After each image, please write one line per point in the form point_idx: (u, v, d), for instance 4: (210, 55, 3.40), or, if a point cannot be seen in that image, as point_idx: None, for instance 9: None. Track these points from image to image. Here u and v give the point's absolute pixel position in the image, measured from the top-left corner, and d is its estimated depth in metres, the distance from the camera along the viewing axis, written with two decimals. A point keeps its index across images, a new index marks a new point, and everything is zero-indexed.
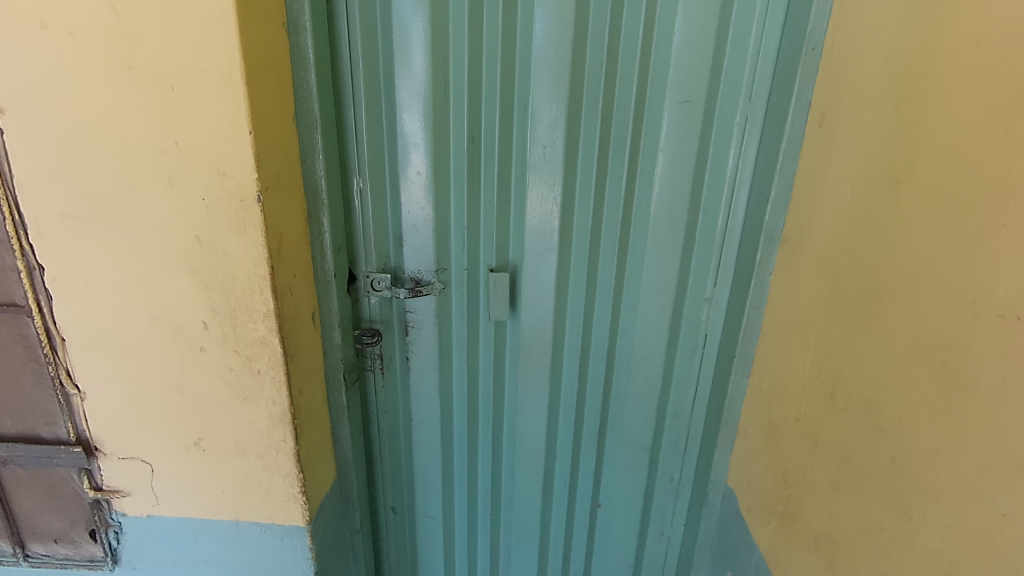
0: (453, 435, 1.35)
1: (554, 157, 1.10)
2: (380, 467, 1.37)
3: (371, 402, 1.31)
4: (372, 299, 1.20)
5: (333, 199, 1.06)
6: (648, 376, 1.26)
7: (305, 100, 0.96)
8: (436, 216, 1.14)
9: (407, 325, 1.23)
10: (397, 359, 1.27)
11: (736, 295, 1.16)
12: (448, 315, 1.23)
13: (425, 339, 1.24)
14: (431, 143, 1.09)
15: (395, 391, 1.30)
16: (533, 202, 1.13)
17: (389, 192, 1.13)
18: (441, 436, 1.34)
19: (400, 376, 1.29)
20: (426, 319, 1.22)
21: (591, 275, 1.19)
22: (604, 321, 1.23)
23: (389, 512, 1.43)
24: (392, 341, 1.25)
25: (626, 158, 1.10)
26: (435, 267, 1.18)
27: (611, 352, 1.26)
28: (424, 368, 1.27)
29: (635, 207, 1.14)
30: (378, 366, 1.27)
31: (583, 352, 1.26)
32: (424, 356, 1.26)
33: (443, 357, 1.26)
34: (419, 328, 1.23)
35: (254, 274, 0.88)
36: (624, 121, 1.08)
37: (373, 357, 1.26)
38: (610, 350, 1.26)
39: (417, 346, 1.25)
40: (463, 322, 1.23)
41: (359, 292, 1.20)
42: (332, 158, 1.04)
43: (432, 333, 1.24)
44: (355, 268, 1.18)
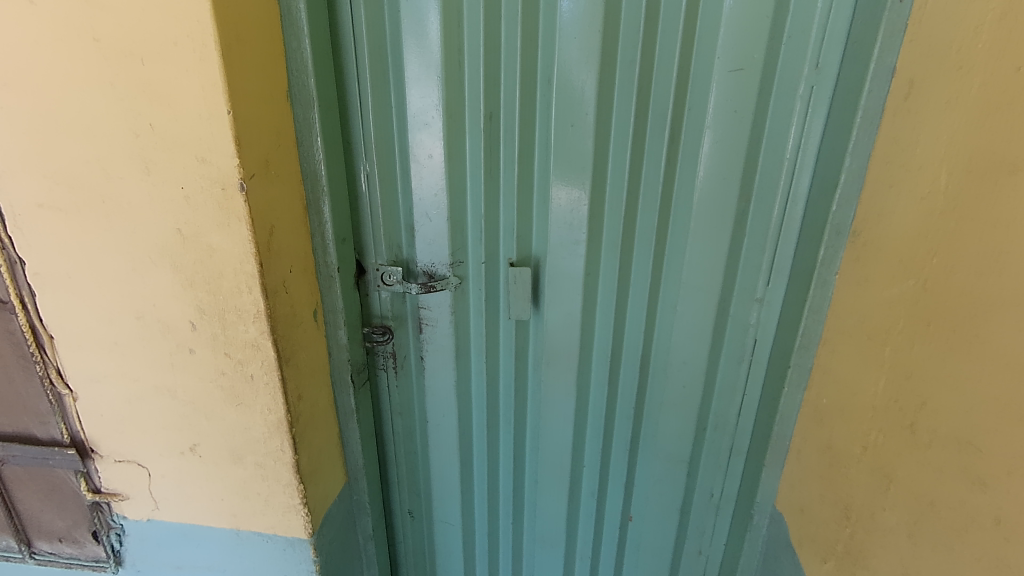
0: (472, 439, 1.25)
1: (583, 138, 0.96)
2: (395, 470, 1.29)
3: (383, 404, 1.23)
4: (383, 293, 1.11)
5: (335, 185, 0.96)
6: (688, 383, 1.13)
7: (300, 74, 0.86)
8: (451, 204, 1.03)
9: (420, 321, 1.14)
10: (411, 358, 1.18)
11: (792, 296, 1.00)
12: (465, 313, 1.13)
13: (441, 338, 1.14)
14: (444, 123, 0.97)
15: (410, 392, 1.22)
16: (557, 189, 1.00)
17: (400, 177, 1.03)
18: (459, 441, 1.25)
19: (415, 375, 1.20)
20: (442, 316, 1.12)
21: (624, 271, 1.06)
22: (638, 322, 1.10)
23: (406, 516, 1.35)
24: (405, 338, 1.16)
25: (666, 138, 0.95)
26: (450, 259, 1.07)
27: (646, 355, 1.13)
28: (440, 368, 1.18)
29: (676, 193, 1.00)
30: (390, 365, 1.18)
31: (614, 356, 1.14)
32: (441, 356, 1.16)
33: (459, 357, 1.17)
34: (433, 325, 1.13)
35: (241, 271, 0.80)
36: (665, 94, 0.93)
37: (385, 355, 1.17)
38: (645, 352, 1.13)
39: (433, 345, 1.15)
40: (480, 320, 1.12)
41: (369, 286, 1.10)
42: (334, 140, 0.94)
43: (448, 331, 1.14)
44: (365, 260, 1.09)
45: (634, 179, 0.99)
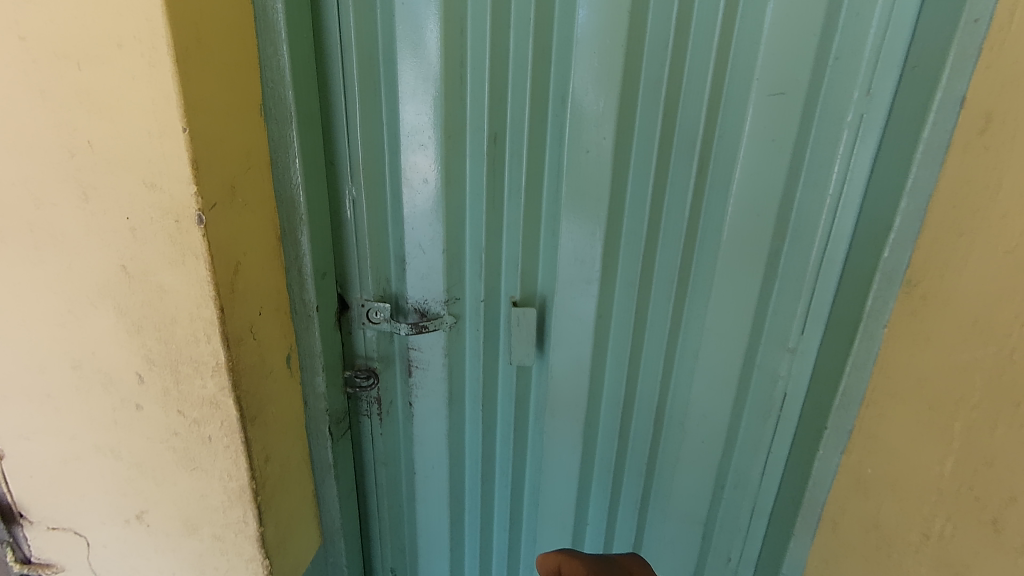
0: (464, 492, 1.12)
1: (600, 165, 0.84)
2: (377, 524, 1.16)
3: (366, 453, 1.10)
4: (368, 331, 0.99)
5: (316, 213, 0.83)
6: (707, 438, 1.02)
7: (276, 86, 0.73)
8: (448, 235, 0.91)
9: (409, 363, 1.01)
10: (398, 403, 1.05)
11: (830, 348, 0.89)
12: (460, 355, 1.01)
13: (432, 382, 1.02)
14: (442, 145, 0.85)
15: (396, 440, 1.09)
16: (567, 222, 0.89)
17: (390, 203, 0.91)
18: (449, 495, 1.11)
19: (402, 422, 1.07)
20: (434, 358, 1.00)
21: (639, 313, 0.95)
22: (654, 368, 1.00)
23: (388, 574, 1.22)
24: (392, 381, 1.04)
25: (693, 168, 0.85)
26: (445, 295, 0.95)
27: (661, 405, 1.02)
28: (430, 415, 1.05)
29: (700, 229, 0.89)
30: (375, 410, 1.06)
31: (626, 405, 1.02)
32: (432, 401, 1.04)
33: (452, 404, 1.04)
34: (424, 368, 1.01)
35: (198, 317, 0.67)
36: (693, 118, 0.82)
37: (369, 400, 1.05)
38: (662, 402, 1.02)
39: (423, 389, 1.03)
40: (477, 363, 1.01)
41: (353, 323, 0.98)
42: (316, 162, 0.82)
43: (441, 375, 1.01)
44: (348, 295, 0.96)
45: (655, 213, 0.88)
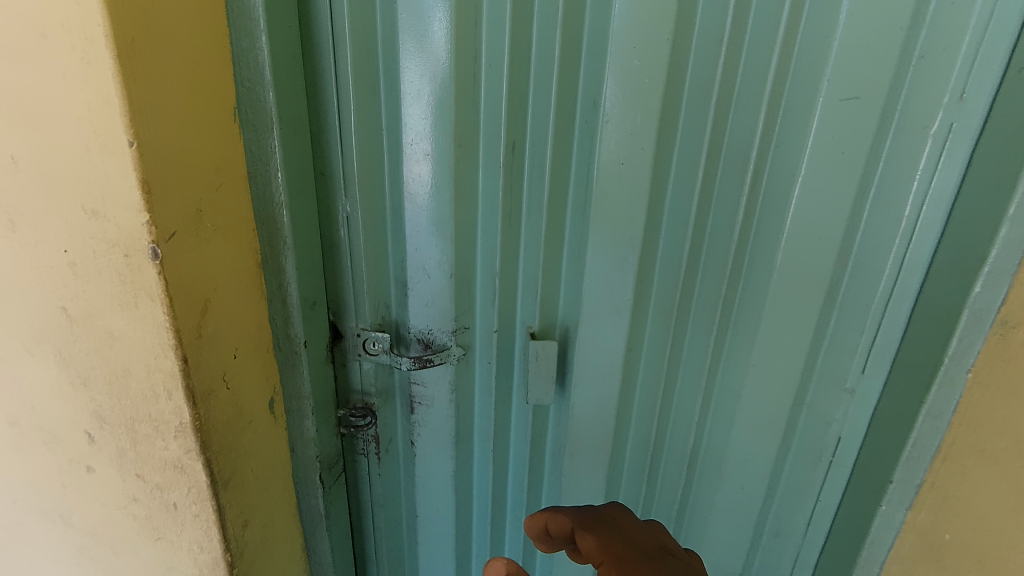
0: (472, 536, 1.01)
1: (636, 180, 0.72)
2: (376, 570, 1.05)
3: (363, 495, 0.98)
4: (365, 363, 0.87)
5: (305, 234, 0.71)
6: (747, 485, 0.90)
7: (253, 86, 0.60)
8: (458, 258, 0.79)
9: (411, 399, 0.89)
10: (399, 441, 0.94)
11: (894, 390, 0.78)
12: (469, 389, 0.89)
13: (437, 420, 0.90)
14: (451, 155, 0.73)
15: (396, 480, 0.97)
16: (594, 244, 0.76)
17: (391, 219, 0.79)
18: (455, 541, 1.00)
19: (404, 461, 0.96)
20: (439, 394, 0.88)
21: (674, 344, 0.85)
22: (690, 404, 0.89)
23: None
24: (392, 417, 0.92)
25: (744, 184, 0.74)
26: (452, 325, 0.83)
27: (695, 445, 0.92)
28: (434, 455, 0.93)
29: (749, 252, 0.78)
30: (372, 449, 0.94)
31: (655, 444, 0.92)
32: (437, 441, 0.92)
33: (460, 444, 0.92)
34: (428, 405, 0.89)
35: (155, 369, 0.55)
36: (748, 127, 0.71)
37: (366, 438, 0.93)
38: (696, 442, 0.92)
39: (426, 427, 0.91)
40: (489, 399, 0.89)
41: (348, 354, 0.86)
42: (305, 175, 0.69)
43: (447, 413, 0.90)
44: (342, 323, 0.84)
45: (699, 234, 0.77)
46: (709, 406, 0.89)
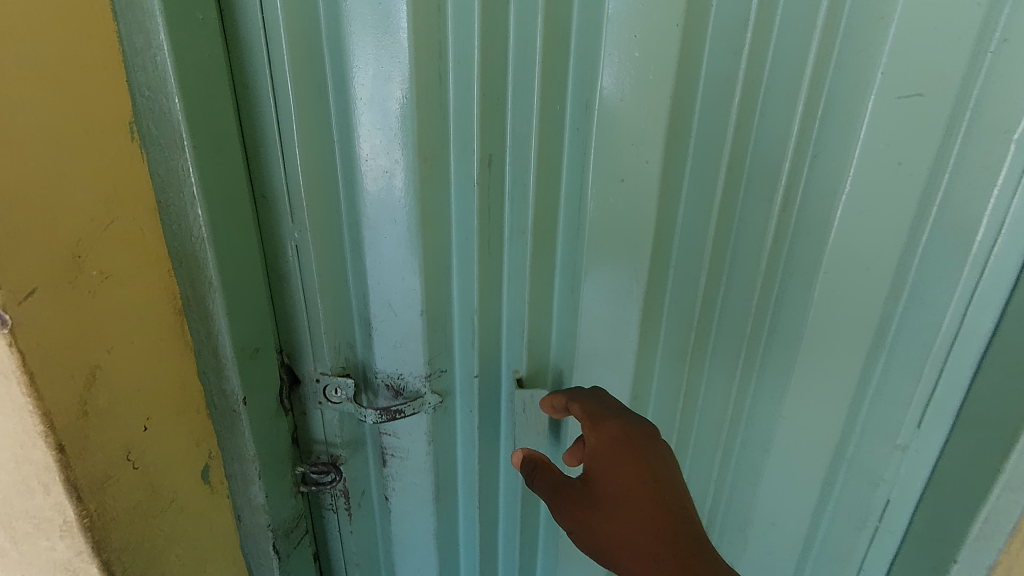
0: None
1: (637, 199, 0.59)
2: None
3: (333, 555, 0.86)
4: (328, 411, 0.74)
5: (241, 271, 0.59)
6: (774, 547, 0.77)
7: (155, 95, 0.48)
8: (428, 293, 0.66)
9: (383, 451, 0.77)
10: (372, 495, 0.82)
11: (957, 451, 0.64)
12: (449, 438, 0.77)
13: (413, 473, 0.78)
14: (415, 173, 0.60)
15: (371, 537, 0.85)
16: (588, 276, 0.64)
17: (351, 249, 0.66)
18: None
19: (379, 516, 0.84)
20: (414, 446, 0.76)
21: (688, 386, 0.72)
22: (705, 456, 0.77)
23: None
24: (362, 469, 0.80)
25: (773, 202, 0.61)
26: (426, 369, 0.71)
27: (714, 500, 0.79)
28: (412, 513, 0.81)
29: (778, 283, 0.64)
30: (342, 505, 0.81)
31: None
32: (414, 497, 0.80)
33: (441, 499, 0.81)
34: (402, 457, 0.77)
35: (25, 459, 0.45)
36: (782, 133, 0.58)
37: (334, 494, 0.80)
38: (715, 500, 0.79)
39: (402, 482, 0.79)
40: (473, 448, 0.78)
41: (307, 401, 0.74)
42: (235, 201, 0.57)
43: (424, 466, 0.77)
44: (299, 366, 0.72)
45: (716, 261, 0.65)
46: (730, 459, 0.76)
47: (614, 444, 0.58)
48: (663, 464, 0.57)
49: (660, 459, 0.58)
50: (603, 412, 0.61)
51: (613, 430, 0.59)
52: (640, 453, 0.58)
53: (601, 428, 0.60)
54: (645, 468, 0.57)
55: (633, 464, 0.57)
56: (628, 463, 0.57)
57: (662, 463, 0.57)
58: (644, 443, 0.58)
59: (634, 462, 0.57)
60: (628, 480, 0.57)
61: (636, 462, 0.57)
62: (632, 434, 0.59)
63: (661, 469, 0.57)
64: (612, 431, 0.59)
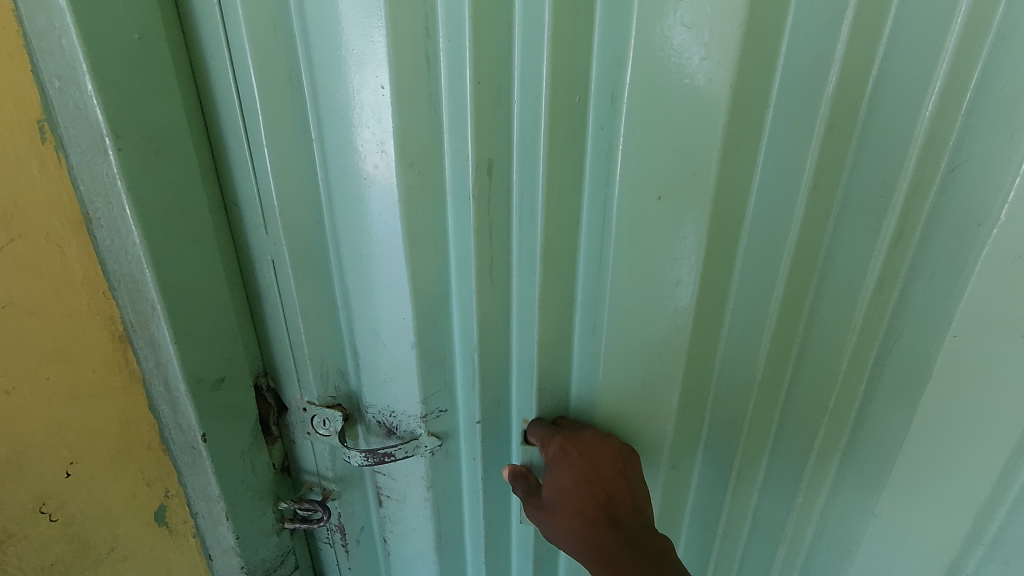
0: None
1: (679, 222, 0.48)
2: None
3: None
4: (316, 443, 0.64)
5: (196, 290, 0.50)
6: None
7: (66, 85, 0.40)
8: (419, 325, 0.54)
9: (378, 490, 0.67)
10: (372, 534, 0.72)
11: None
12: (451, 485, 0.66)
13: (411, 518, 0.67)
14: (398, 182, 0.47)
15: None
16: (613, 312, 0.53)
17: (340, 269, 0.54)
18: None
19: (378, 557, 0.74)
20: (411, 490, 0.65)
21: (746, 443, 0.60)
22: (766, 527, 0.64)
23: None
24: (359, 506, 0.69)
25: (878, 238, 0.46)
26: (422, 410, 0.58)
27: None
28: (412, 561, 0.71)
29: (882, 336, 0.49)
30: (338, 539, 0.72)
31: (718, 559, 0.69)
32: (413, 543, 0.69)
33: (442, 554, 0.70)
34: (399, 500, 0.66)
35: None
36: (897, 146, 0.43)
37: (329, 527, 0.71)
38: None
39: (400, 526, 0.68)
40: (476, 501, 0.66)
41: (296, 429, 0.64)
42: (184, 210, 0.48)
43: (423, 513, 0.66)
44: (286, 393, 0.62)
45: (789, 308, 0.52)
46: (802, 539, 0.62)
47: (553, 462, 0.55)
48: (606, 477, 0.55)
49: (606, 470, 0.55)
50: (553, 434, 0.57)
51: (552, 446, 0.56)
52: (580, 467, 0.55)
53: (547, 448, 0.56)
54: (585, 482, 0.54)
55: (574, 481, 0.55)
56: (569, 480, 0.55)
57: (606, 475, 0.55)
58: (585, 457, 0.55)
59: (575, 481, 0.55)
60: (572, 496, 0.55)
61: (577, 480, 0.55)
62: (571, 448, 0.55)
63: (602, 483, 0.54)
64: (555, 450, 0.56)
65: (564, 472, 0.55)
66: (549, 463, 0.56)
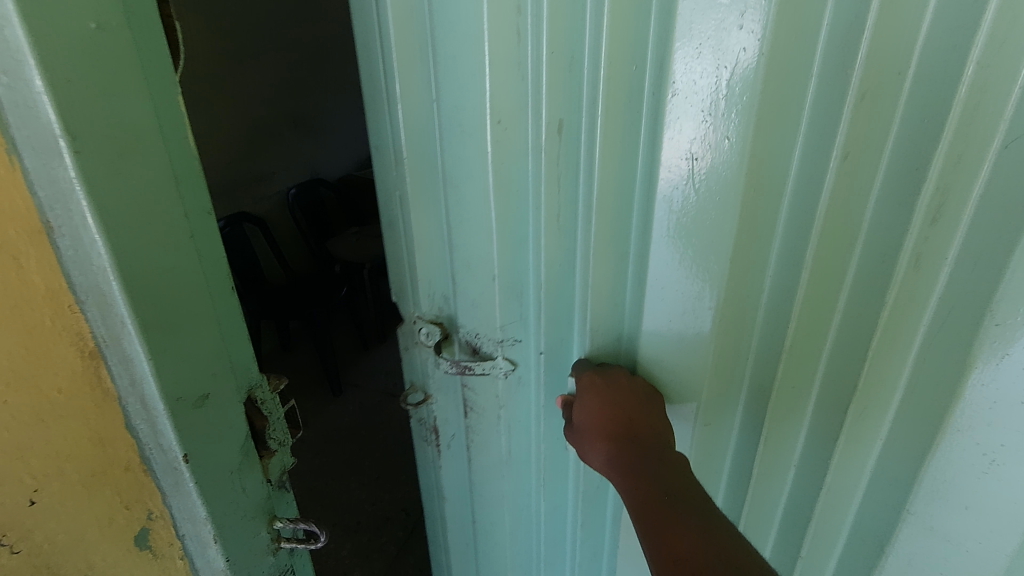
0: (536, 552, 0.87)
1: (713, 183, 0.50)
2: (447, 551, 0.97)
3: (429, 479, 0.89)
4: (424, 352, 0.73)
5: (175, 300, 0.47)
6: (918, 564, 0.67)
7: (14, 82, 0.36)
8: (502, 263, 0.62)
9: (464, 403, 0.74)
10: (457, 441, 0.79)
11: None
12: (524, 408, 0.73)
13: (489, 429, 0.75)
14: (488, 135, 0.54)
15: (459, 487, 0.85)
16: (656, 275, 0.55)
17: (444, 210, 0.61)
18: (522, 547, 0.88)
19: (463, 464, 0.81)
20: (491, 404, 0.72)
21: (782, 388, 0.67)
22: (813, 458, 0.71)
23: None
24: (452, 414, 0.77)
25: (916, 212, 0.53)
26: (501, 333, 0.66)
27: (829, 504, 0.72)
28: (482, 475, 0.81)
29: (929, 284, 0.56)
30: (433, 439, 0.81)
31: (755, 497, 0.76)
32: (490, 455, 0.78)
33: (511, 471, 0.79)
34: (480, 413, 0.74)
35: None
36: (934, 118, 0.49)
37: (427, 425, 0.81)
38: (829, 506, 0.72)
39: (480, 436, 0.76)
40: (539, 435, 0.73)
41: (407, 339, 0.74)
42: (157, 217, 0.44)
43: (500, 425, 0.74)
44: (404, 307, 0.72)
45: (829, 269, 0.59)
46: (858, 462, 0.68)
47: (583, 393, 0.60)
48: (632, 406, 0.58)
49: (632, 403, 0.58)
50: (589, 372, 0.61)
51: (583, 380, 0.61)
52: (606, 397, 0.59)
53: (580, 385, 0.61)
54: (611, 412, 0.58)
55: (600, 411, 0.59)
56: (597, 411, 0.59)
57: (633, 407, 0.58)
58: (611, 388, 0.59)
59: (602, 411, 0.59)
60: (600, 427, 0.59)
61: (604, 411, 0.59)
62: (600, 378, 0.60)
63: (629, 413, 0.58)
64: (586, 384, 0.60)
65: (591, 404, 0.59)
66: (580, 395, 0.61)
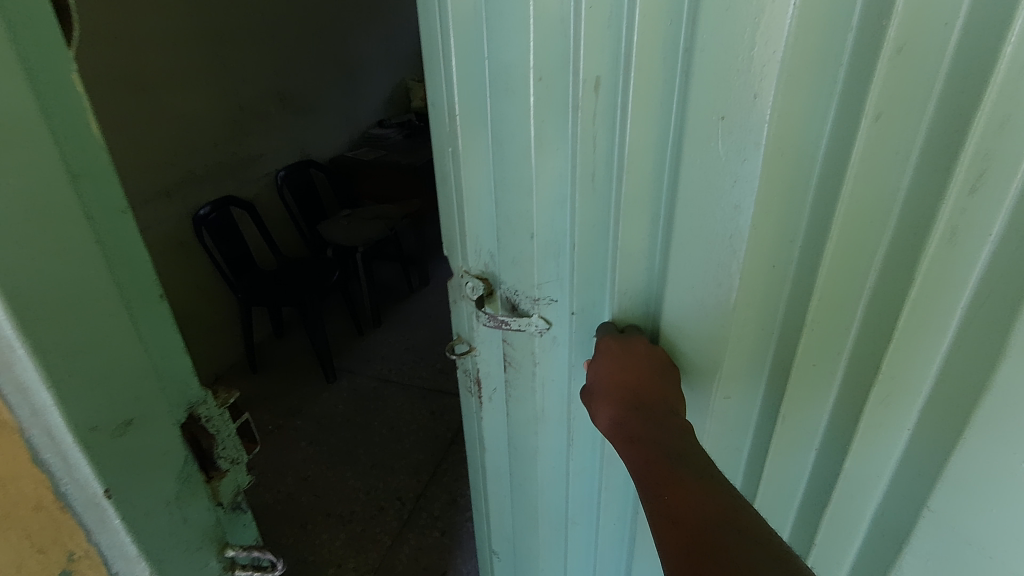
0: (568, 516, 0.81)
1: (736, 145, 0.45)
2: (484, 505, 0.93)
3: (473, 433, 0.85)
4: (468, 305, 0.69)
5: (82, 317, 0.40)
6: (937, 560, 0.63)
7: None
8: (539, 222, 0.57)
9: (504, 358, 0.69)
10: (499, 396, 0.75)
11: None
12: (561, 370, 0.67)
13: (523, 390, 0.70)
14: (530, 93, 0.50)
15: (496, 442, 0.81)
16: (683, 241, 0.52)
17: (491, 157, 0.56)
18: (557, 512, 0.81)
19: (504, 420, 0.77)
20: (527, 364, 0.67)
21: (805, 355, 0.66)
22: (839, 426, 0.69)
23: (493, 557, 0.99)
24: (495, 368, 0.72)
25: (954, 178, 0.51)
26: (537, 291, 0.61)
27: (846, 477, 0.71)
28: (517, 434, 0.76)
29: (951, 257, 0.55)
30: (476, 392, 0.77)
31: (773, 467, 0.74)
32: (525, 415, 0.73)
33: (543, 434, 0.73)
34: (517, 371, 0.68)
35: None
36: (982, 76, 0.47)
37: (470, 377, 0.77)
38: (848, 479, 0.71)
39: (516, 394, 0.71)
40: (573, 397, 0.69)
41: (455, 292, 0.70)
42: (47, 224, 0.37)
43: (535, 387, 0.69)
44: (453, 256, 0.67)
45: (857, 233, 0.57)
46: (881, 437, 0.66)
47: (598, 356, 0.58)
48: (645, 372, 0.56)
49: (646, 369, 0.56)
50: (608, 335, 0.59)
51: (600, 343, 0.59)
52: (621, 361, 0.56)
53: (597, 347, 0.59)
54: (623, 376, 0.55)
55: (612, 375, 0.56)
56: (610, 374, 0.56)
57: (646, 373, 0.55)
58: (627, 353, 0.57)
59: (614, 376, 0.56)
60: (610, 391, 0.56)
61: (616, 376, 0.56)
62: (617, 344, 0.57)
63: (641, 378, 0.55)
64: (604, 345, 0.58)
65: (604, 367, 0.57)
66: (595, 358, 0.59)
